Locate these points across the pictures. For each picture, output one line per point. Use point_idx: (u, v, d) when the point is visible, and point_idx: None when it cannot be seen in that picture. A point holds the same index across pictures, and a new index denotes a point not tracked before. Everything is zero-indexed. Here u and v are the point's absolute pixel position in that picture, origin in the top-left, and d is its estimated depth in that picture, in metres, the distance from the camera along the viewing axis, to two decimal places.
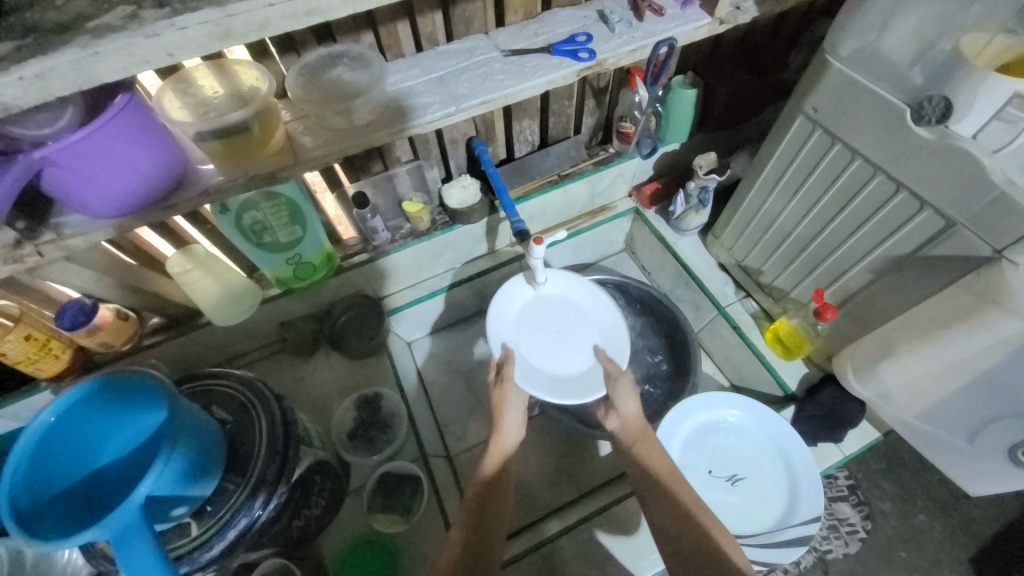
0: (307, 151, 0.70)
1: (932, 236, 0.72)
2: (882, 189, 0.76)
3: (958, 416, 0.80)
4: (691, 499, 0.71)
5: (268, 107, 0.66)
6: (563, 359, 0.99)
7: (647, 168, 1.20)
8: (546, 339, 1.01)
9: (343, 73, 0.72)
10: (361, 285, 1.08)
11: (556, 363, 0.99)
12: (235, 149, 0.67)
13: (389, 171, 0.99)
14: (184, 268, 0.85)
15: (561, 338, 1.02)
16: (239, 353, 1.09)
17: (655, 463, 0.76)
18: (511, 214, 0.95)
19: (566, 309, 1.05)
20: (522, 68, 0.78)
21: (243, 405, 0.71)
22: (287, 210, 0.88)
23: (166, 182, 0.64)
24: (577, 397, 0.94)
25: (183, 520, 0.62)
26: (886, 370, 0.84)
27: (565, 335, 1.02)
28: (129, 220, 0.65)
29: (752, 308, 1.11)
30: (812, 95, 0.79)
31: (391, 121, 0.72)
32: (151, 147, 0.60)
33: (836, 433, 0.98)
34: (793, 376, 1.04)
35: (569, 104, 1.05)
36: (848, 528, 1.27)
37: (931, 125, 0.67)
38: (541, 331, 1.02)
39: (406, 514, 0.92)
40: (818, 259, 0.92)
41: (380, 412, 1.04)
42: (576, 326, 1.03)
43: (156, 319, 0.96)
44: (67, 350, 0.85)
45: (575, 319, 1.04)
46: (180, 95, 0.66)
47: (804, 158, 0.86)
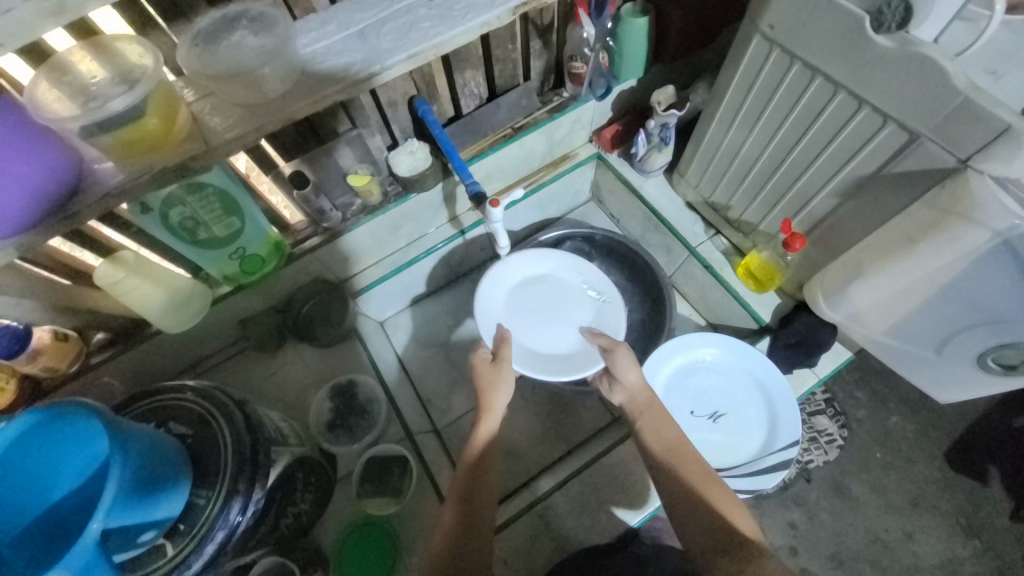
0: (219, 133, 0.63)
1: (895, 152, 0.70)
2: (844, 107, 0.72)
3: (926, 330, 0.82)
4: (689, 467, 0.70)
5: (164, 85, 0.58)
6: (558, 336, 0.99)
7: (605, 110, 1.14)
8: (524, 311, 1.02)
9: (246, 38, 0.63)
10: (319, 271, 1.03)
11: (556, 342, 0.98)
12: (135, 143, 0.58)
13: (326, 145, 0.91)
14: (116, 279, 0.78)
15: (558, 313, 1.03)
16: (202, 358, 1.04)
17: (653, 434, 0.76)
18: (464, 176, 0.90)
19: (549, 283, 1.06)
20: (451, 12, 0.69)
21: (202, 418, 0.67)
22: (219, 201, 0.80)
23: (60, 187, 0.56)
24: (578, 371, 0.93)
25: (157, 543, 0.59)
26: (855, 293, 0.84)
27: (560, 312, 1.03)
28: (28, 237, 0.57)
29: (722, 245, 1.09)
30: (767, 11, 0.73)
31: (311, 90, 0.64)
32: (33, 147, 0.52)
33: (809, 358, 1.00)
34: (767, 308, 1.04)
35: (513, 48, 0.97)
36: (826, 438, 1.32)
37: (892, 31, 0.63)
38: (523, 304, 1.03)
39: (398, 494, 0.92)
40: (784, 188, 0.89)
41: (357, 398, 1.01)
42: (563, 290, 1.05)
43: (101, 335, 0.90)
44: (10, 380, 0.79)
45: (569, 294, 1.05)
46: (55, 83, 0.57)
47: (764, 82, 0.80)
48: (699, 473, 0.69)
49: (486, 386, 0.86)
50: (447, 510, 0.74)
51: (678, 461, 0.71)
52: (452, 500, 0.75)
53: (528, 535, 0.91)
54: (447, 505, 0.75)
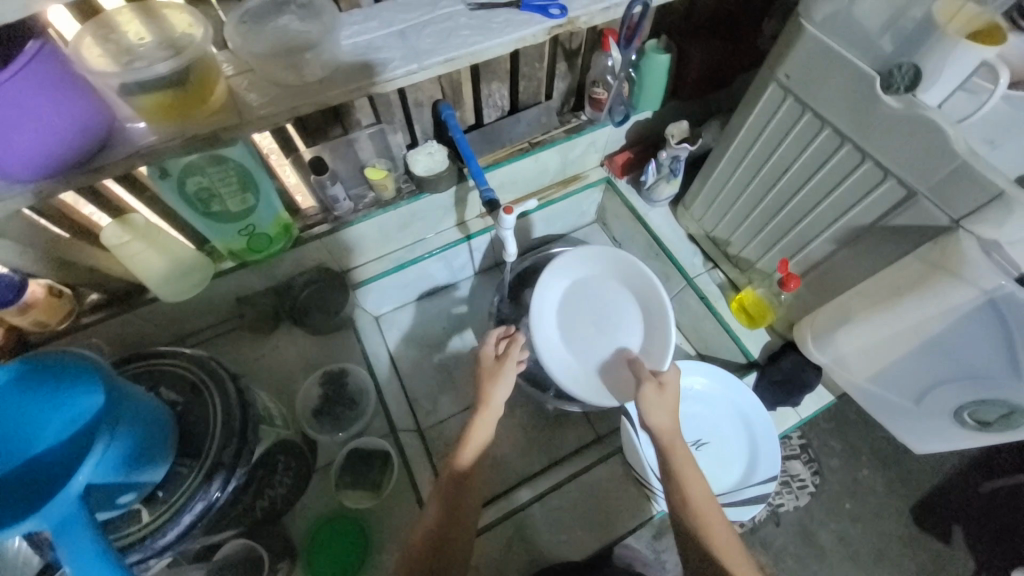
0: (252, 110, 0.64)
1: (893, 205, 0.74)
2: (848, 159, 0.76)
3: (906, 381, 0.86)
4: (711, 530, 0.69)
5: (207, 56, 0.59)
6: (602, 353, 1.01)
7: (619, 136, 1.18)
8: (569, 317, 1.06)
9: (291, 22, 0.65)
10: (323, 258, 1.03)
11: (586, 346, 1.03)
12: (173, 107, 0.59)
13: (348, 135, 0.93)
14: (122, 241, 0.78)
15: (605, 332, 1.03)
16: (193, 331, 1.03)
17: (681, 476, 0.73)
18: (480, 182, 0.92)
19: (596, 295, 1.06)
20: (489, 24, 0.73)
21: (195, 387, 0.67)
22: (237, 176, 0.81)
23: (90, 140, 0.57)
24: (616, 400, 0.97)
25: (133, 507, 0.58)
26: (842, 338, 0.87)
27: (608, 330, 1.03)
28: (49, 185, 0.58)
29: (719, 279, 1.12)
30: (785, 62, 0.77)
31: (346, 80, 0.66)
32: (74, 98, 0.53)
33: (792, 397, 1.02)
34: (756, 344, 1.07)
35: (540, 67, 1.01)
36: (799, 484, 1.35)
37: (901, 93, 0.68)
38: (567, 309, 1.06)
39: (376, 489, 0.91)
40: (784, 230, 0.93)
41: (346, 388, 1.01)
42: (613, 300, 1.06)
43: (96, 296, 0.89)
44: None
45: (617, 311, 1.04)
46: (101, 41, 0.58)
47: (775, 128, 0.85)
48: (724, 544, 0.68)
49: (485, 379, 0.85)
50: (430, 509, 0.74)
51: (703, 521, 0.70)
52: (436, 499, 0.74)
53: (501, 545, 0.90)
54: (429, 504, 0.74)
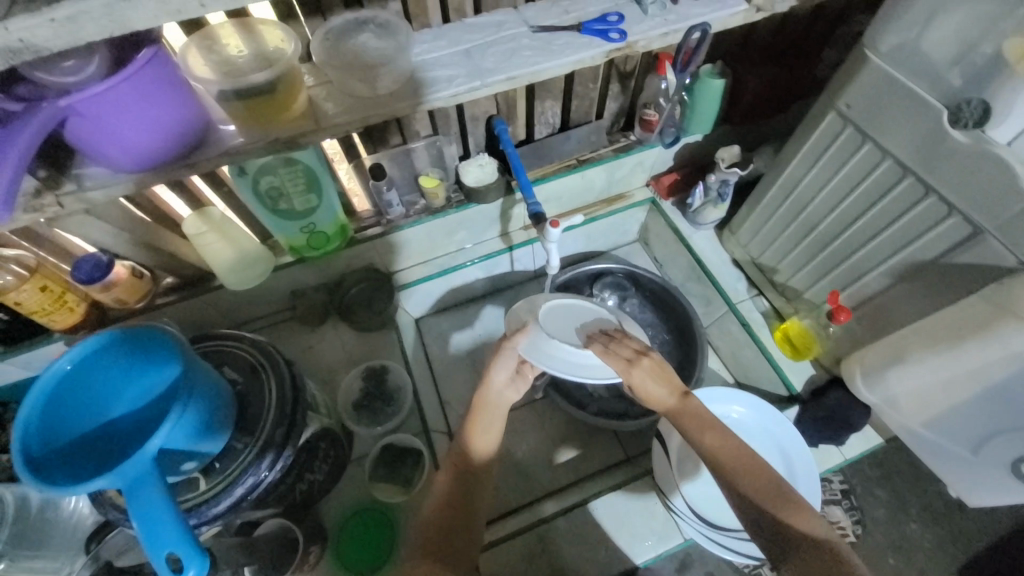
0: (329, 117, 0.69)
1: (956, 243, 0.71)
2: (910, 192, 0.74)
3: (963, 428, 0.81)
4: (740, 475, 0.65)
5: (293, 68, 0.65)
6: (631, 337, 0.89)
7: (667, 158, 1.18)
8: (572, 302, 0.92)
9: (369, 40, 0.71)
10: (372, 259, 1.08)
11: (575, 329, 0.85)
12: (256, 112, 0.65)
13: (407, 145, 0.98)
14: (199, 230, 0.86)
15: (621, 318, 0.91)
16: (249, 319, 1.10)
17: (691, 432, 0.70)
18: (528, 196, 0.95)
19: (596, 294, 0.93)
20: (551, 46, 0.76)
21: (253, 368, 0.72)
22: (304, 176, 0.88)
23: (186, 136, 0.63)
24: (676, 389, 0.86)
25: (193, 474, 0.63)
26: (895, 377, 0.84)
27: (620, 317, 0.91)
28: (147, 176, 0.64)
29: (763, 307, 1.10)
30: (846, 91, 0.76)
31: (411, 93, 0.70)
32: (174, 100, 0.59)
33: (838, 435, 0.98)
34: (800, 378, 1.03)
35: (593, 87, 1.04)
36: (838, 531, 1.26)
37: (969, 128, 0.65)
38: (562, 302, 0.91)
39: (406, 486, 0.94)
40: (836, 260, 0.91)
41: (385, 385, 1.05)
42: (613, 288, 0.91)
43: (170, 279, 0.98)
44: (81, 303, 0.87)
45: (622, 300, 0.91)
46: (205, 52, 0.65)
47: (832, 157, 0.83)
48: (769, 485, 0.63)
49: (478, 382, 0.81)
50: (442, 480, 0.75)
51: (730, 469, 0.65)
52: (444, 468, 0.75)
53: (523, 555, 0.91)
54: (441, 472, 0.76)
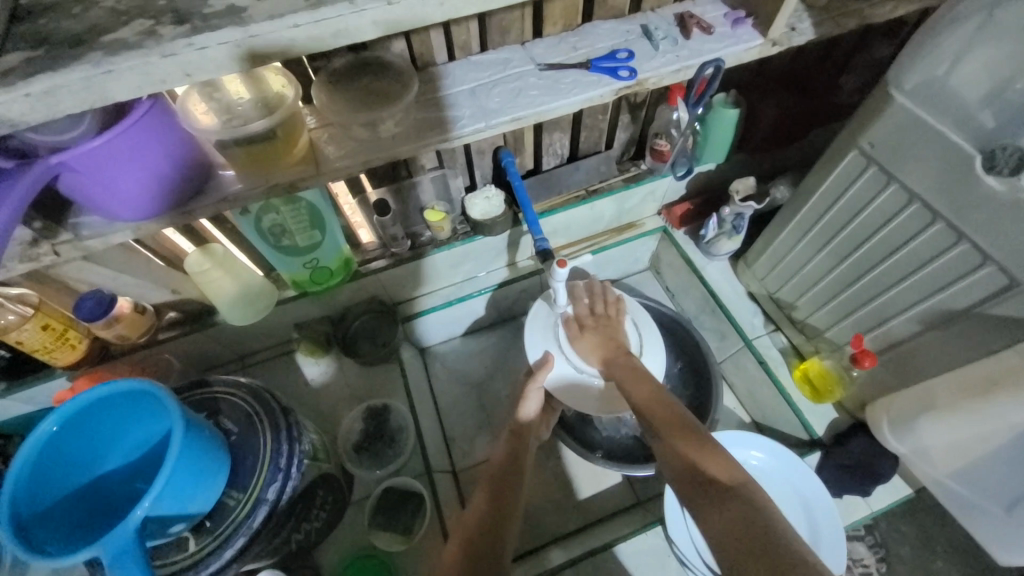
0: (330, 161, 0.67)
1: (992, 294, 0.66)
2: (940, 238, 0.69)
3: (1001, 488, 0.75)
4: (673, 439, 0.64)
5: (295, 113, 0.64)
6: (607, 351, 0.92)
7: (679, 187, 1.15)
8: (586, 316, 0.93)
9: (371, 82, 0.69)
10: (377, 291, 1.07)
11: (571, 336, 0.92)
12: (259, 156, 0.64)
13: (413, 179, 0.97)
14: (203, 268, 0.85)
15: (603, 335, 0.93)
16: (252, 351, 1.09)
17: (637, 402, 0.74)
18: (535, 231, 0.92)
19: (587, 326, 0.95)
20: (559, 84, 0.74)
21: (249, 417, 0.69)
22: (308, 214, 0.87)
23: (185, 185, 0.62)
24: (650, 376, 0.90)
25: (182, 534, 0.60)
26: (926, 429, 0.79)
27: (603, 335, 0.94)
28: (147, 225, 0.63)
29: (781, 344, 1.05)
30: (869, 130, 0.72)
31: (417, 134, 0.69)
32: (171, 150, 0.58)
33: (865, 485, 0.92)
34: (822, 421, 0.98)
35: (603, 118, 1.01)
36: (862, 568, 1.19)
37: (1003, 175, 0.60)
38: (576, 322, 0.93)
39: (407, 533, 0.90)
40: (859, 301, 0.86)
41: (387, 424, 1.03)
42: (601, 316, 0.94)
43: (173, 313, 0.96)
44: (84, 340, 0.87)
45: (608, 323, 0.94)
46: (207, 99, 0.63)
47: (854, 195, 0.79)
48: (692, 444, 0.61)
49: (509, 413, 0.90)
50: (451, 548, 0.72)
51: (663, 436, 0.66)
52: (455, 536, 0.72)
53: None
54: (452, 544, 0.72)
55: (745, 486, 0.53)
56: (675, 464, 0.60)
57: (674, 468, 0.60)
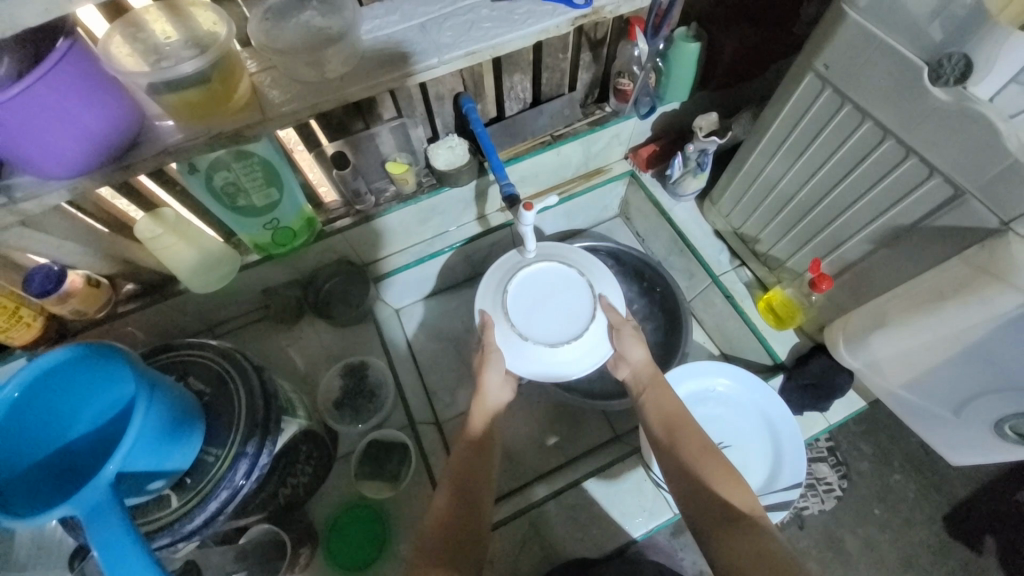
0: (275, 106, 0.65)
1: (937, 206, 0.70)
2: (890, 155, 0.71)
3: (945, 390, 0.81)
4: (705, 464, 0.72)
5: (230, 53, 0.59)
6: (558, 324, 0.89)
7: (645, 128, 1.14)
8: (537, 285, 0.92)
9: (312, 19, 0.65)
10: (345, 251, 1.04)
11: (556, 323, 0.89)
12: (197, 105, 0.60)
13: (370, 129, 0.93)
14: (156, 233, 0.81)
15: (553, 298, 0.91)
16: (222, 320, 1.06)
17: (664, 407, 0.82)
18: (500, 177, 0.91)
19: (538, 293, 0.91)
20: (512, 15, 0.71)
21: (221, 377, 0.69)
22: (262, 171, 0.83)
23: (121, 137, 0.59)
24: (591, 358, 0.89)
25: (163, 492, 0.61)
26: (878, 342, 0.84)
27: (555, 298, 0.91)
28: (84, 182, 0.60)
29: (747, 278, 1.09)
30: (824, 51, 0.72)
31: (370, 74, 0.67)
32: (98, 99, 0.54)
33: (822, 402, 0.99)
34: (783, 346, 1.03)
35: (564, 58, 0.98)
36: (825, 487, 1.30)
37: (949, 86, 0.62)
38: (527, 291, 0.91)
39: (395, 480, 0.93)
40: (818, 227, 0.89)
41: (366, 380, 1.03)
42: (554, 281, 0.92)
43: (131, 286, 0.93)
44: (38, 317, 0.82)
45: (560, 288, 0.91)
46: (129, 40, 0.59)
47: (810, 122, 0.80)
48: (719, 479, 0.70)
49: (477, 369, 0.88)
50: (440, 494, 0.75)
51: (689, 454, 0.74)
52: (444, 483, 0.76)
53: (515, 541, 0.91)
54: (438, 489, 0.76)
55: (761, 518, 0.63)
56: (698, 495, 0.69)
57: (692, 498, 0.69)
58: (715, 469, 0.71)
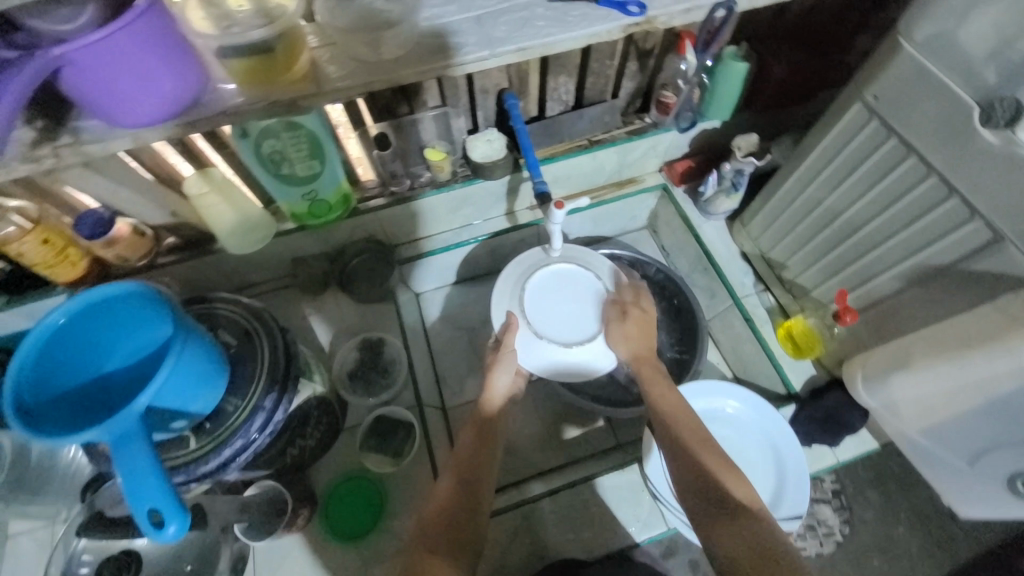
0: (330, 81, 0.67)
1: (975, 249, 0.68)
2: (933, 192, 0.70)
3: (961, 439, 0.79)
4: (704, 453, 0.72)
5: (294, 29, 0.63)
6: (570, 325, 0.91)
7: (682, 143, 1.14)
8: (551, 287, 0.94)
9: (375, 2, 0.68)
10: (375, 230, 1.07)
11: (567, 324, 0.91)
12: (257, 72, 0.64)
13: (414, 115, 0.96)
14: (201, 191, 0.86)
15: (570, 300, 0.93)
16: (251, 283, 1.10)
17: (662, 399, 0.81)
18: (534, 173, 0.92)
19: (555, 296, 0.93)
20: (565, 17, 0.72)
21: (248, 333, 0.72)
22: (307, 143, 0.86)
23: (184, 94, 0.62)
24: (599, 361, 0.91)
25: (184, 433, 0.64)
26: (897, 383, 0.82)
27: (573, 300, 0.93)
28: (147, 133, 0.63)
29: (768, 303, 1.07)
30: (875, 81, 0.72)
31: (421, 59, 0.68)
32: (168, 56, 0.57)
33: (832, 437, 0.97)
34: (799, 377, 1.02)
35: (610, 64, 0.99)
36: (824, 530, 1.27)
37: (998, 130, 0.60)
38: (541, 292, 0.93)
39: (397, 456, 0.96)
40: (848, 259, 0.88)
41: (381, 356, 1.06)
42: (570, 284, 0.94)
43: (172, 239, 0.97)
44: (84, 259, 0.87)
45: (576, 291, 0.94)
46: (204, 6, 0.62)
47: (852, 151, 0.79)
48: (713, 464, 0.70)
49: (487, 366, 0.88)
50: (444, 485, 0.75)
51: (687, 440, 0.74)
52: (450, 478, 0.75)
53: (506, 534, 0.92)
54: (442, 480, 0.76)
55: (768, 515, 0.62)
56: (698, 483, 0.68)
57: (690, 484, 0.68)
58: (716, 461, 0.70)
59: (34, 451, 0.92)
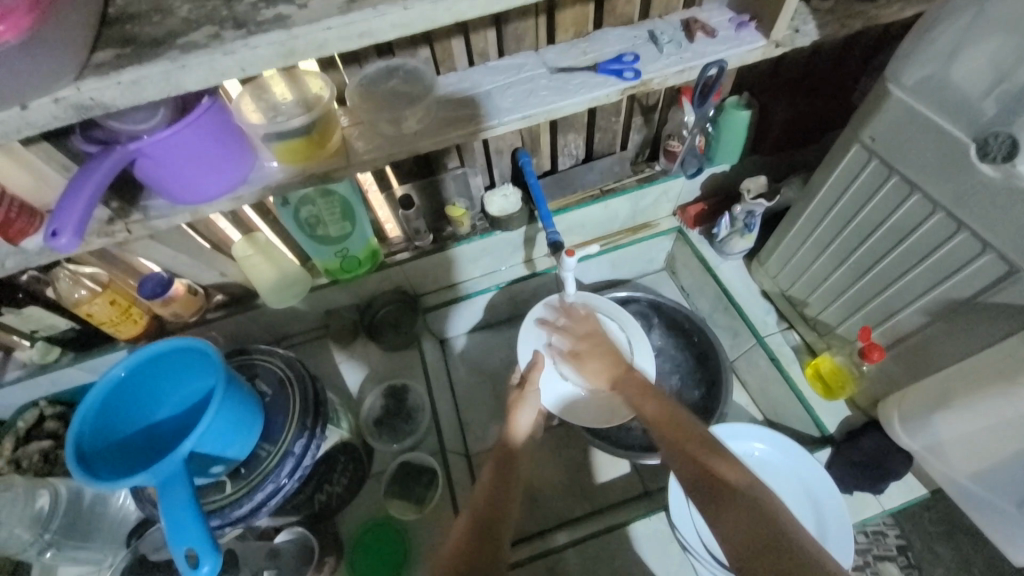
0: (358, 155, 0.75)
1: (992, 282, 0.67)
2: (941, 227, 0.70)
3: (1015, 483, 0.74)
4: (687, 434, 0.71)
5: (328, 113, 0.73)
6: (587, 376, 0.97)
7: (693, 188, 1.18)
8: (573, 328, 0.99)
9: (398, 85, 0.77)
10: (400, 282, 1.14)
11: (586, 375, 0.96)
12: (297, 151, 0.73)
13: (436, 176, 1.04)
14: (246, 254, 0.96)
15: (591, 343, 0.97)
16: (288, 335, 1.18)
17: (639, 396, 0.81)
18: (547, 225, 0.98)
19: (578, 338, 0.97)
20: (567, 85, 0.80)
21: (282, 381, 0.77)
22: (340, 207, 0.96)
23: (236, 173, 0.71)
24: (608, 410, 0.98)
25: (220, 478, 0.68)
26: (940, 423, 0.79)
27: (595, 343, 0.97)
28: (202, 207, 0.72)
29: (794, 341, 1.06)
30: (869, 124, 0.74)
31: (436, 131, 0.76)
32: (223, 142, 0.67)
33: (874, 484, 0.91)
34: (834, 419, 0.98)
35: (616, 120, 1.06)
36: None
37: (997, 163, 0.62)
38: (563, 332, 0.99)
39: (420, 504, 0.97)
40: (867, 295, 0.87)
41: (406, 403, 1.09)
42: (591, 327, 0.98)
43: (220, 297, 1.07)
44: (144, 316, 0.97)
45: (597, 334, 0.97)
46: (256, 100, 0.75)
47: (857, 189, 0.81)
48: (696, 445, 0.69)
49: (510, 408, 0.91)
50: (461, 526, 0.75)
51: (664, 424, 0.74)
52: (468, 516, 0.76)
53: None
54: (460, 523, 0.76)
55: (757, 492, 0.60)
56: (685, 465, 0.67)
57: (680, 467, 0.68)
58: (697, 441, 0.69)
59: (87, 498, 0.99)
